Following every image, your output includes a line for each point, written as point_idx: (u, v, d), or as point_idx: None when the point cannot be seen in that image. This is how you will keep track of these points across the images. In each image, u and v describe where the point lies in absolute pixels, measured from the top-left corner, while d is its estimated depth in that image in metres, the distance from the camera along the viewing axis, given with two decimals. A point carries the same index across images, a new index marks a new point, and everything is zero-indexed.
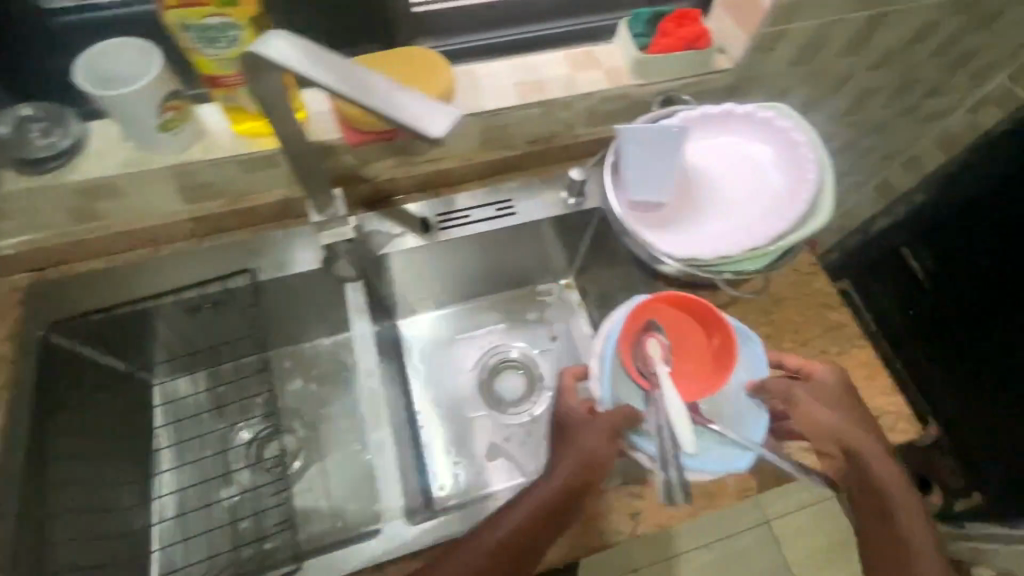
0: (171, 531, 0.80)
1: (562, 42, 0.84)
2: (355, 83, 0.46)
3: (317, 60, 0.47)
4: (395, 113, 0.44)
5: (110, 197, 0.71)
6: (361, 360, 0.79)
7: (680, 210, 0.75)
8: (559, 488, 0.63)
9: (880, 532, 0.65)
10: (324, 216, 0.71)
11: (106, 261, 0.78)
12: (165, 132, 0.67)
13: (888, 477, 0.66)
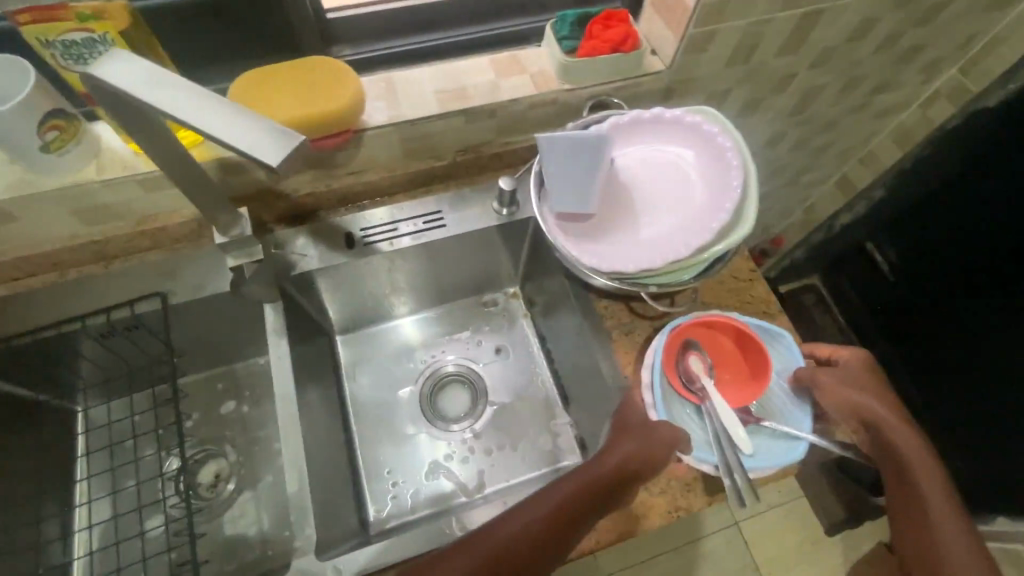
0: (93, 565, 0.78)
1: (486, 47, 0.81)
2: (195, 108, 0.43)
3: (158, 84, 0.44)
4: (235, 141, 0.41)
5: (1, 224, 0.67)
6: (277, 382, 0.74)
7: (608, 222, 0.72)
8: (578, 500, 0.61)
9: (904, 498, 0.67)
10: (229, 237, 0.67)
11: (9, 289, 0.74)
12: (50, 153, 0.63)
13: (913, 445, 0.67)
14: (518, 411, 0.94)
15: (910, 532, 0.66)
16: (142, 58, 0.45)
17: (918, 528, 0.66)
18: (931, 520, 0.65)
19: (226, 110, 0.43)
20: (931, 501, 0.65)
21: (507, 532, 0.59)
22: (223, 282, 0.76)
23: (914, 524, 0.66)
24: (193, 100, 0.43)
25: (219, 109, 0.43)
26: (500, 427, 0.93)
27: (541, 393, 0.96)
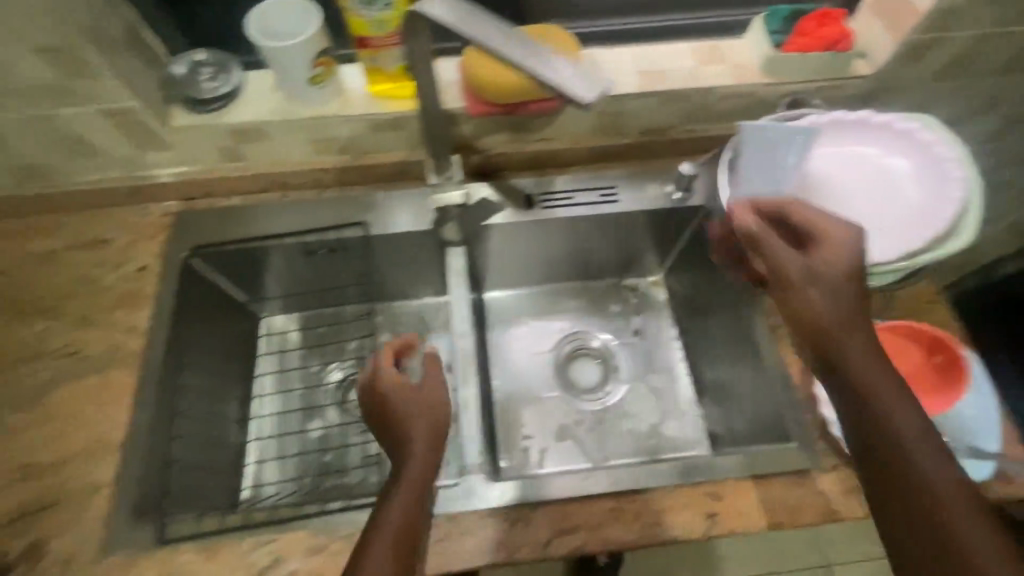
0: (263, 450, 0.85)
1: (689, 35, 0.83)
2: (518, 48, 0.52)
3: (469, 18, 0.52)
4: (553, 78, 0.51)
5: (257, 140, 0.78)
6: (455, 319, 0.79)
7: (798, 218, 0.71)
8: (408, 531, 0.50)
9: (862, 419, 0.46)
10: (442, 178, 0.76)
11: (241, 199, 0.85)
12: (313, 86, 0.72)
13: (866, 351, 0.49)
14: (653, 395, 0.95)
15: (872, 478, 0.45)
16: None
17: (879, 466, 0.45)
18: (906, 451, 0.44)
19: (533, 48, 0.52)
20: (897, 418, 0.46)
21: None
22: (428, 222, 0.82)
23: (880, 456, 0.45)
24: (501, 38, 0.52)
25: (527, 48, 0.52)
26: (633, 407, 0.95)
27: (677, 382, 0.96)
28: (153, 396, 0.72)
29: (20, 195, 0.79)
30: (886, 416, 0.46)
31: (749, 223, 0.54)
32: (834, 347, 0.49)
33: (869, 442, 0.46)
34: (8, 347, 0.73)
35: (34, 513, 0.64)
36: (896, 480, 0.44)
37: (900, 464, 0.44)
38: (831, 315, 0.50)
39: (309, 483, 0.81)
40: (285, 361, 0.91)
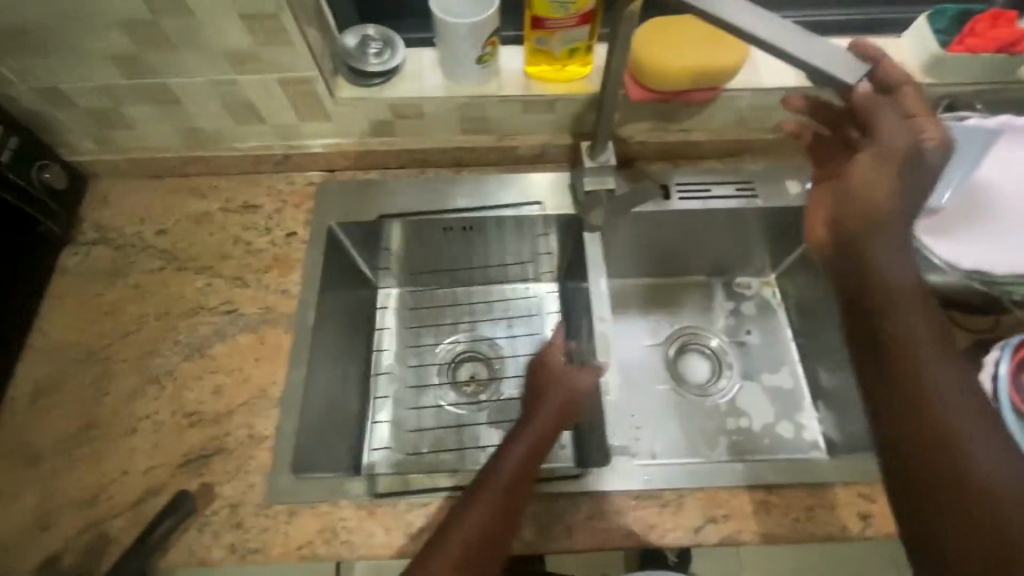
0: (381, 420, 0.86)
1: (842, 32, 0.82)
2: (766, 24, 0.49)
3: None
4: (810, 58, 0.48)
5: (411, 116, 0.80)
6: (596, 304, 0.79)
7: (960, 219, 0.71)
8: (519, 479, 0.59)
9: (908, 416, 0.47)
10: (596, 162, 0.77)
11: (382, 174, 0.87)
12: (478, 65, 0.74)
13: (926, 347, 0.49)
14: (763, 396, 0.95)
15: (904, 473, 0.47)
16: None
17: (925, 461, 0.46)
18: (954, 447, 0.45)
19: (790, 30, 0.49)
20: (950, 414, 0.46)
21: (486, 514, 0.56)
22: (570, 209, 0.83)
23: (926, 451, 0.46)
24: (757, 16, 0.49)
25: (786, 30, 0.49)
26: (742, 405, 0.95)
27: (789, 385, 0.95)
28: (305, 358, 0.74)
29: (184, 158, 0.84)
30: (896, 350, 0.49)
31: (892, 134, 0.53)
32: (893, 341, 0.49)
33: (918, 436, 0.47)
34: (175, 302, 0.77)
35: (203, 458, 0.68)
36: (930, 475, 0.45)
37: (944, 459, 0.45)
38: (877, 311, 0.51)
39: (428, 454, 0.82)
40: (402, 334, 0.92)
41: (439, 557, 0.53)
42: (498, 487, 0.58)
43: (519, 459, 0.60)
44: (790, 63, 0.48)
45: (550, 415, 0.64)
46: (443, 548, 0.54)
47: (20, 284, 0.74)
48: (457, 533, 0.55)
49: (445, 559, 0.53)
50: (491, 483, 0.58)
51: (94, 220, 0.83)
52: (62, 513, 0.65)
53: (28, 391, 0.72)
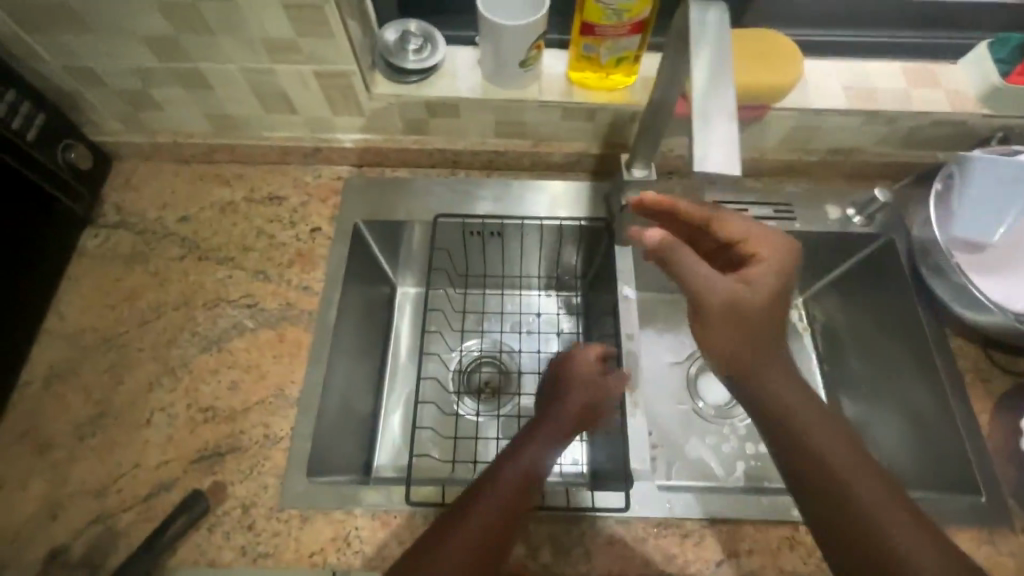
0: (389, 423, 0.83)
1: (897, 55, 0.79)
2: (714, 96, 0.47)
3: (721, 48, 0.49)
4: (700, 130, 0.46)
5: (446, 116, 0.78)
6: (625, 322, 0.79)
7: (996, 262, 0.73)
8: (536, 474, 0.57)
9: (809, 479, 0.52)
10: (644, 175, 0.73)
11: (410, 172, 0.85)
12: (522, 68, 0.72)
13: (810, 412, 0.54)
14: None
15: (828, 533, 0.51)
16: (729, 29, 0.50)
17: (829, 522, 0.51)
18: (861, 508, 0.50)
19: (722, 109, 0.47)
20: (849, 477, 0.51)
21: (505, 504, 0.54)
22: (602, 218, 0.80)
23: (827, 511, 0.51)
24: (719, 75, 0.48)
25: (725, 102, 0.47)
26: None
27: None
28: (324, 357, 0.72)
29: (212, 145, 0.82)
30: (815, 460, 0.52)
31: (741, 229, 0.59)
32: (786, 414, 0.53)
33: (825, 498, 0.51)
34: (195, 292, 0.76)
35: (217, 456, 0.66)
36: (850, 533, 0.50)
37: (859, 521, 0.50)
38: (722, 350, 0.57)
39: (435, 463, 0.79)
40: (416, 335, 0.89)
41: (453, 545, 0.51)
42: (517, 480, 0.55)
43: (538, 456, 0.58)
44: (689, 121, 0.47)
45: (576, 415, 0.62)
46: (455, 535, 0.51)
47: (42, 264, 0.73)
48: (472, 521, 0.52)
49: (457, 547, 0.51)
50: (511, 473, 0.56)
51: (117, 203, 0.82)
52: (72, 503, 0.63)
53: (43, 375, 0.70)
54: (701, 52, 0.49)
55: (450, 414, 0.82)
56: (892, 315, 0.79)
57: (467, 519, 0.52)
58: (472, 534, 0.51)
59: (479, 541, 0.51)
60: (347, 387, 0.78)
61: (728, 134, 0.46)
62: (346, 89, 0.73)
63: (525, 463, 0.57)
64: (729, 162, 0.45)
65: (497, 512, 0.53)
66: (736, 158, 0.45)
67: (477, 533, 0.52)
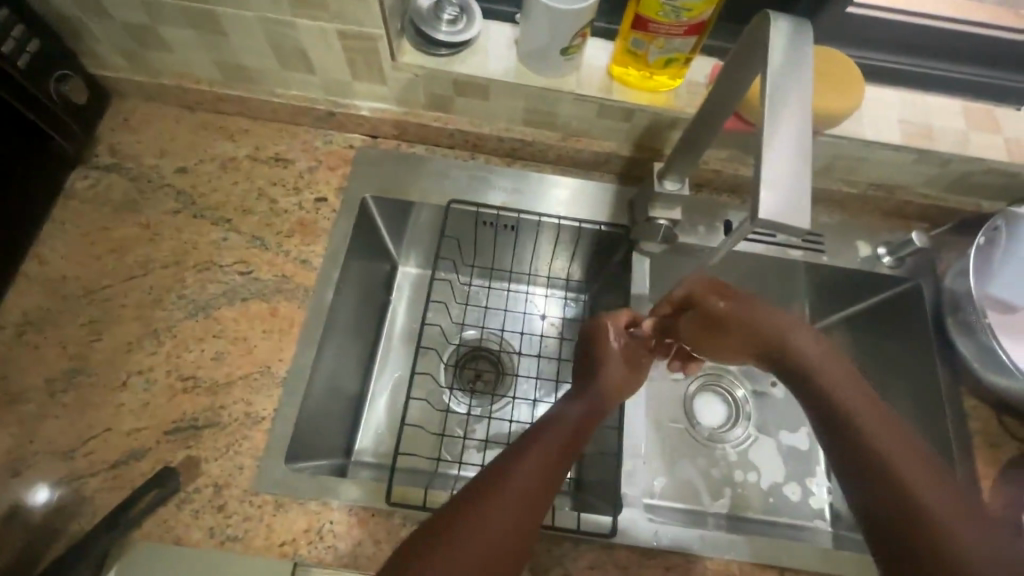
0: (372, 407, 0.80)
1: (958, 93, 0.75)
2: (784, 131, 0.43)
3: (801, 72, 0.44)
4: (766, 168, 0.42)
5: (474, 96, 0.73)
6: None
7: (1021, 327, 0.72)
8: (566, 445, 0.57)
9: (887, 502, 0.48)
10: (676, 188, 0.69)
11: (427, 150, 0.80)
12: (562, 56, 0.68)
13: (889, 432, 0.52)
14: (777, 452, 0.88)
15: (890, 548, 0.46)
16: (812, 51, 0.45)
17: (895, 536, 0.46)
18: (937, 523, 0.45)
19: (792, 144, 0.43)
20: (931, 494, 0.47)
21: (535, 472, 0.53)
22: (624, 226, 0.76)
23: (895, 523, 0.47)
24: (794, 106, 0.44)
25: (798, 139, 0.43)
26: (753, 458, 0.88)
27: (805, 447, 0.89)
28: (316, 337, 0.69)
29: (219, 95, 0.77)
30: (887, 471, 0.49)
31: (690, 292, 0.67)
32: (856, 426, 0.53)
33: (890, 508, 0.48)
34: (186, 251, 0.72)
35: (193, 429, 0.63)
36: (915, 545, 0.45)
37: (925, 532, 0.45)
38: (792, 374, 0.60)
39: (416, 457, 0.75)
40: (413, 319, 0.85)
41: (486, 514, 0.49)
42: (545, 452, 0.55)
43: (565, 429, 0.58)
44: (752, 156, 0.43)
45: (595, 387, 0.65)
46: (485, 510, 0.50)
47: (25, 204, 0.69)
48: (505, 490, 0.51)
49: (488, 518, 0.49)
50: (537, 445, 0.56)
51: (111, 144, 0.76)
52: (37, 461, 0.61)
53: (17, 321, 0.67)
54: (778, 73, 0.44)
55: (436, 408, 0.79)
56: (904, 364, 0.77)
57: (497, 493, 0.51)
58: (504, 507, 0.50)
59: (510, 514, 0.50)
60: (336, 368, 0.74)
61: (799, 177, 0.42)
62: (371, 54, 0.68)
63: (549, 434, 0.57)
64: (795, 210, 0.41)
65: (526, 482, 0.52)
66: (806, 204, 0.41)
67: (509, 503, 0.50)
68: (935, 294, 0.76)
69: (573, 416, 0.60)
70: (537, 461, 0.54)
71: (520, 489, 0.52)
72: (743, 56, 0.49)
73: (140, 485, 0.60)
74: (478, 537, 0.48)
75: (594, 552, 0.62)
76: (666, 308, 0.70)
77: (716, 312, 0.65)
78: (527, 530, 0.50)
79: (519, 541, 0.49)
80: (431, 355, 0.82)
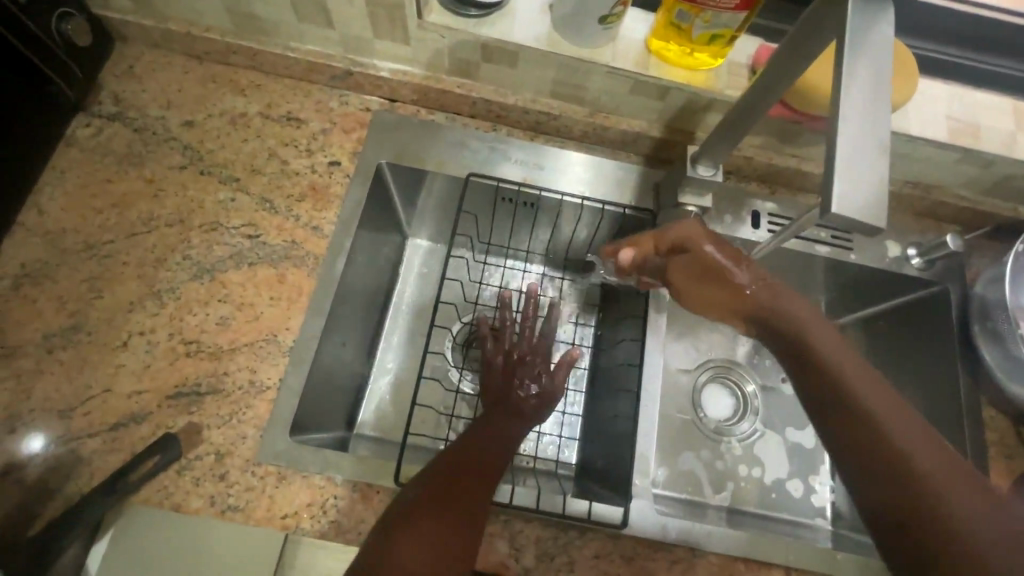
0: (375, 382, 0.78)
1: (1008, 92, 0.72)
2: (861, 116, 0.38)
3: (878, 51, 0.40)
4: (838, 156, 0.37)
5: (502, 64, 0.69)
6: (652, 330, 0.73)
7: None
8: (484, 440, 0.60)
9: (889, 477, 0.47)
10: (712, 173, 0.66)
11: (447, 118, 0.77)
12: (600, 24, 0.64)
13: (888, 405, 0.51)
14: (782, 448, 0.87)
15: (898, 535, 0.45)
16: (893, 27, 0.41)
17: (896, 517, 0.46)
18: (938, 499, 0.44)
19: (866, 129, 0.38)
20: (936, 470, 0.46)
21: (456, 466, 0.56)
22: (650, 211, 0.73)
23: (895, 503, 0.46)
24: (868, 87, 0.39)
25: (874, 124, 0.38)
26: (758, 453, 0.86)
27: (811, 445, 0.88)
28: (326, 307, 0.66)
29: (230, 45, 0.72)
30: (889, 442, 0.48)
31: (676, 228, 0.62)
32: (871, 424, 0.50)
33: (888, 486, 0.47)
34: (192, 210, 0.69)
35: (196, 395, 0.61)
36: (919, 527, 0.44)
37: (925, 511, 0.44)
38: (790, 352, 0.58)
39: (419, 434, 0.74)
40: (422, 294, 0.83)
41: (414, 521, 0.51)
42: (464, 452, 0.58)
43: (479, 429, 0.61)
44: (823, 141, 0.38)
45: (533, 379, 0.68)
46: (415, 517, 0.51)
47: (23, 149, 0.65)
48: (430, 492, 0.53)
49: (421, 521, 0.51)
50: (473, 439, 0.60)
51: (115, 91, 0.72)
52: (33, 419, 0.59)
53: (14, 273, 0.64)
54: (854, 49, 0.39)
55: (442, 386, 0.77)
56: (922, 369, 0.76)
57: (424, 503, 0.52)
58: (434, 512, 0.51)
59: (446, 514, 0.52)
60: (342, 340, 0.72)
61: (874, 166, 0.37)
62: (397, 11, 0.64)
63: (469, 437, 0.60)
64: (869, 207, 0.37)
65: (448, 482, 0.54)
66: (880, 198, 0.37)
67: (438, 504, 0.52)
68: (963, 298, 0.74)
69: (488, 420, 0.63)
70: (452, 461, 0.57)
71: (442, 489, 0.53)
72: (803, 37, 0.46)
73: (140, 449, 0.58)
74: (418, 530, 0.50)
75: (601, 542, 0.61)
76: (651, 247, 0.65)
77: (709, 267, 0.62)
78: (452, 529, 0.51)
79: (452, 541, 0.50)
80: (438, 333, 0.80)
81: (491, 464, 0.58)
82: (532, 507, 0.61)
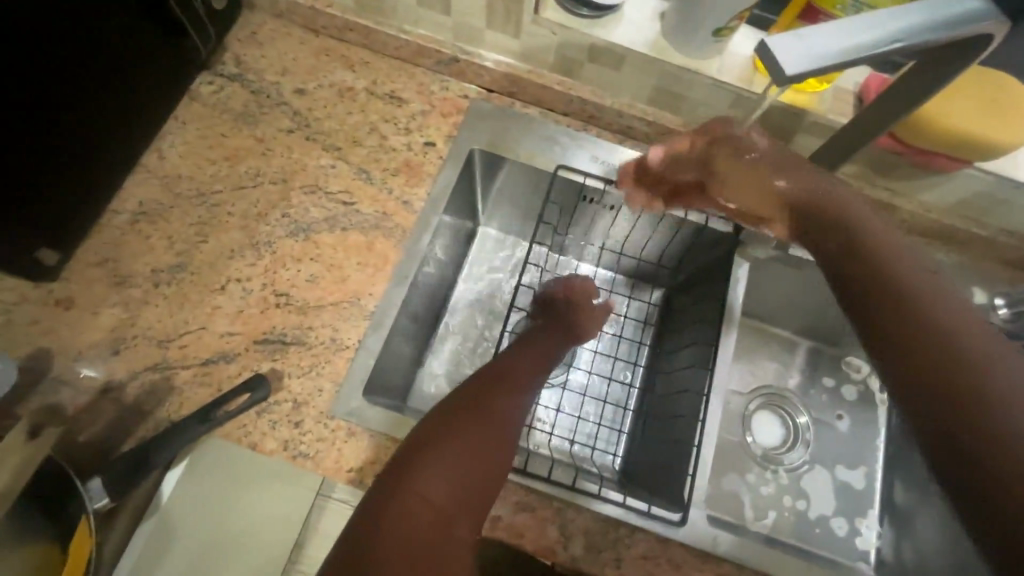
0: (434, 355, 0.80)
1: None
2: None
3: None
4: None
5: (606, 66, 0.72)
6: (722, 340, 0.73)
7: None
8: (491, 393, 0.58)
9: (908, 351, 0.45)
10: None
11: (541, 113, 0.79)
12: (712, 38, 0.66)
13: (948, 301, 0.47)
14: (831, 485, 0.84)
15: (941, 437, 0.41)
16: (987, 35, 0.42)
17: (954, 434, 0.40)
18: (978, 377, 0.41)
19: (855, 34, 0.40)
20: (941, 321, 0.45)
21: (463, 419, 0.54)
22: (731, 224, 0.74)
23: (951, 422, 0.40)
24: None
25: None
26: (805, 486, 0.84)
27: (860, 487, 0.84)
28: (408, 278, 0.69)
29: (349, 22, 0.77)
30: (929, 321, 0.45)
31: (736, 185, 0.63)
32: (904, 302, 0.48)
33: (944, 395, 0.41)
34: (295, 171, 0.73)
35: (281, 344, 0.65)
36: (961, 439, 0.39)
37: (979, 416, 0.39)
38: (851, 253, 0.53)
39: None
40: (488, 279, 0.85)
41: (418, 476, 0.50)
42: (474, 382, 0.59)
43: (486, 380, 0.59)
44: None
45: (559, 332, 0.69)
46: (418, 471, 0.50)
47: (151, 98, 0.70)
48: (436, 446, 0.52)
49: (429, 474, 0.50)
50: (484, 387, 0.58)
51: (237, 55, 0.77)
52: (136, 344, 0.63)
53: (132, 211, 0.69)
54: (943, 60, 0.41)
55: None
56: None
57: (432, 441, 0.52)
58: (435, 461, 0.51)
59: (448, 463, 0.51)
60: (414, 313, 0.75)
61: None
62: (514, 5, 0.68)
63: (477, 381, 0.59)
64: None
65: (457, 421, 0.54)
66: None
67: (441, 446, 0.52)
68: None
69: (502, 365, 0.61)
70: (454, 414, 0.55)
71: (449, 443, 0.52)
72: (945, 58, 0.45)
73: (227, 386, 0.62)
74: (425, 487, 0.49)
75: (649, 545, 0.61)
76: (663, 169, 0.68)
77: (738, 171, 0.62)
78: (464, 480, 0.51)
79: (462, 495, 0.50)
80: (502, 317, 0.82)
81: (500, 412, 0.56)
82: (570, 486, 0.62)
